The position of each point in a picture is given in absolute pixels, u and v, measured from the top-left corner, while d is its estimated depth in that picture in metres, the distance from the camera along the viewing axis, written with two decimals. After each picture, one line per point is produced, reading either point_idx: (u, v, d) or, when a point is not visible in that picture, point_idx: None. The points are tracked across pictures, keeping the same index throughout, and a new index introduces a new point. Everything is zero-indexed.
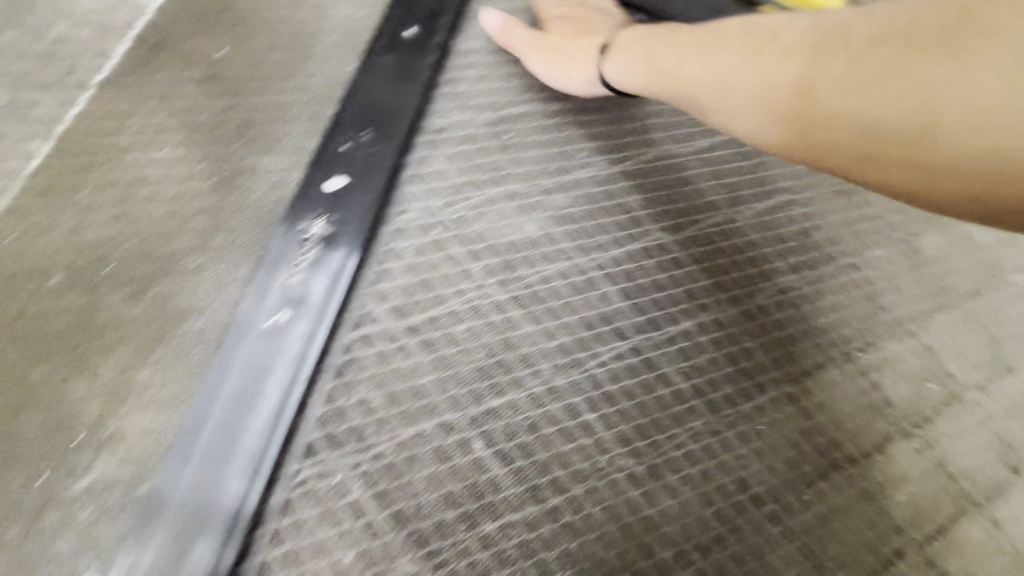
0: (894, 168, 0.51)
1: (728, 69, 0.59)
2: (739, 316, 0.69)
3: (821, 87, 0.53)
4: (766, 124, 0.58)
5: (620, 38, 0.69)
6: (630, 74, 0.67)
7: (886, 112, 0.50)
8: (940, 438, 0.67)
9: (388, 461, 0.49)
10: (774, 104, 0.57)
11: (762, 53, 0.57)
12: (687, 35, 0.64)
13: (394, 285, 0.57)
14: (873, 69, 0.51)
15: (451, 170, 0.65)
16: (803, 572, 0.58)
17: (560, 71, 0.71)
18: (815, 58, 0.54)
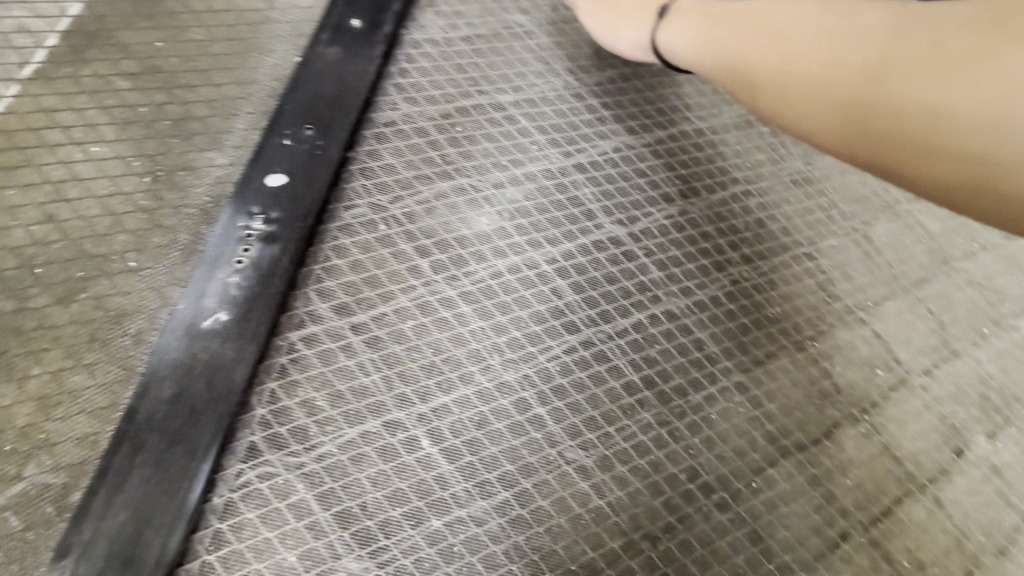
0: (963, 169, 0.45)
1: (788, 45, 0.55)
2: (692, 307, 0.69)
3: (893, 68, 0.48)
4: (819, 108, 0.53)
5: (682, 8, 0.69)
6: (682, 43, 0.68)
7: (962, 99, 0.44)
8: (885, 424, 0.71)
9: (335, 463, 0.52)
10: (831, 76, 0.52)
11: (827, 26, 0.53)
12: (749, 13, 0.61)
13: (338, 283, 0.58)
14: (948, 51, 0.46)
15: (396, 166, 0.64)
16: (749, 557, 0.60)
17: (612, 28, 0.75)
18: (890, 39, 0.49)
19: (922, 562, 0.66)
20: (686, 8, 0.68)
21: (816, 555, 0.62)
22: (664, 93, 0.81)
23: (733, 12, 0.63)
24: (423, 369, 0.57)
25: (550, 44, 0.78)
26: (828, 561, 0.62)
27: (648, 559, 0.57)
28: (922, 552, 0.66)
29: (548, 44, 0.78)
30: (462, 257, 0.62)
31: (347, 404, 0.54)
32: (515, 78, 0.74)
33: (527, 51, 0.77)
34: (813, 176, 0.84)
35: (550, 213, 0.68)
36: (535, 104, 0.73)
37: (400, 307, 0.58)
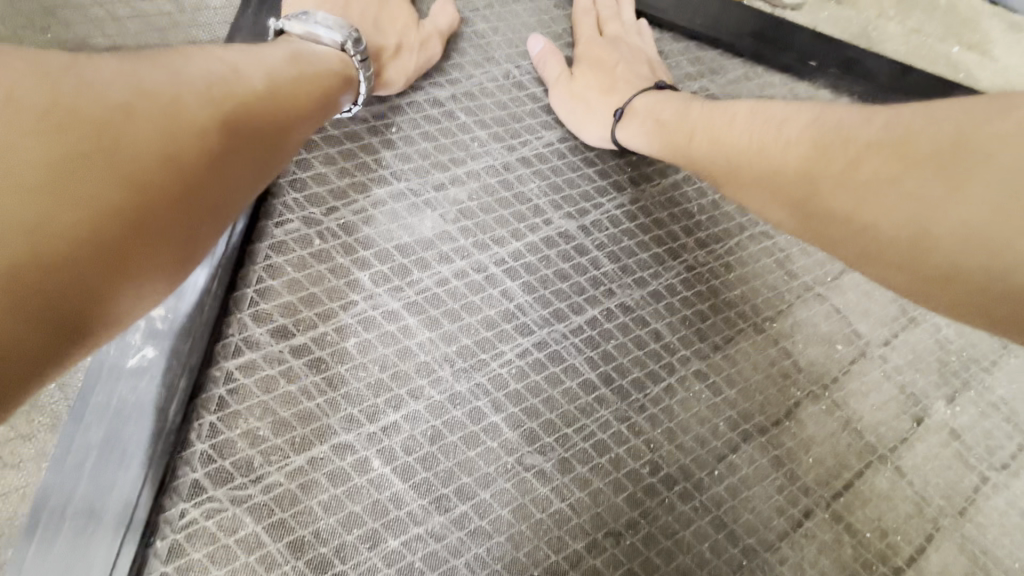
0: (891, 270, 0.49)
1: (734, 156, 0.59)
2: (647, 298, 0.67)
3: (821, 181, 0.52)
4: (771, 207, 0.57)
5: (637, 107, 0.69)
6: (645, 142, 0.68)
7: (880, 216, 0.48)
8: (846, 398, 0.71)
9: (283, 492, 0.50)
10: (774, 186, 0.56)
11: (767, 141, 0.57)
12: (700, 121, 0.64)
13: (274, 305, 0.55)
14: (866, 172, 0.49)
15: (328, 174, 0.61)
16: (713, 544, 0.61)
17: (579, 115, 0.70)
18: (816, 153, 0.53)
19: (885, 531, 0.67)
20: (642, 104, 0.69)
21: (780, 535, 0.63)
22: None
23: (684, 117, 0.66)
24: (369, 387, 0.55)
25: (487, 31, 0.74)
26: (792, 539, 0.63)
27: (612, 556, 0.57)
28: (885, 521, 0.68)
29: (483, 31, 0.74)
30: (405, 266, 0.60)
31: (291, 430, 0.52)
32: (450, 70, 0.71)
33: (461, 39, 0.73)
34: None
35: (496, 212, 0.65)
36: (474, 97, 0.70)
37: (341, 325, 0.56)
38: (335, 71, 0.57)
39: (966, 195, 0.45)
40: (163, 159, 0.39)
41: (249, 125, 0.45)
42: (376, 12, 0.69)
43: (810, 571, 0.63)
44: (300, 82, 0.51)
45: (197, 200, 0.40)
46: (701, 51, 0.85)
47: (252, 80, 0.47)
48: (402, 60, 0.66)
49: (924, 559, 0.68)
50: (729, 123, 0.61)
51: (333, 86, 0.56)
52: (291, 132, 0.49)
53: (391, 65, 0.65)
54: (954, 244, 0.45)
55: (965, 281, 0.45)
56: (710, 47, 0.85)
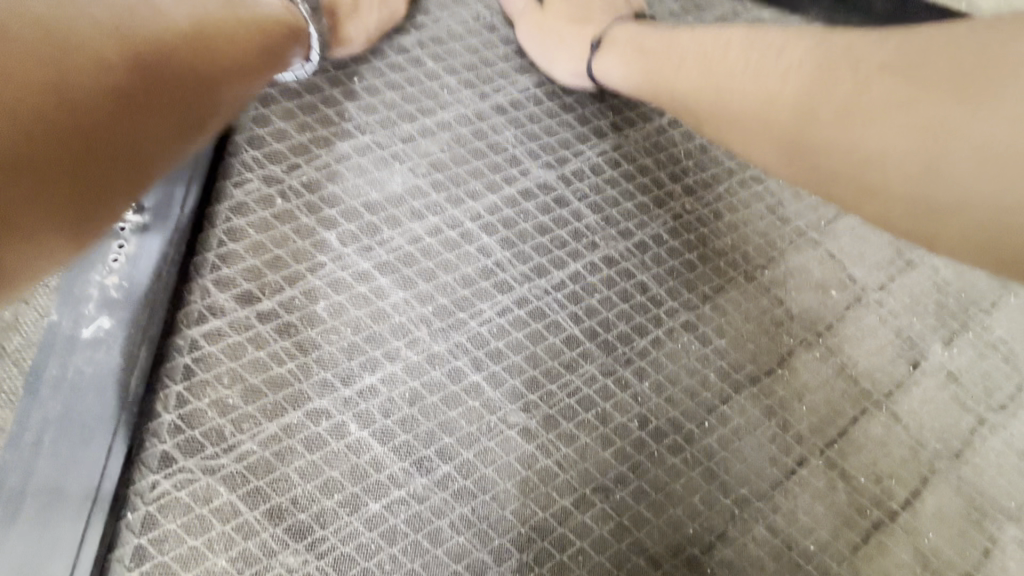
0: (889, 206, 0.45)
1: (724, 90, 0.54)
2: (632, 249, 0.65)
3: (823, 109, 0.47)
4: (761, 143, 0.52)
5: (615, 36, 0.64)
6: (623, 73, 0.63)
7: (890, 142, 0.44)
8: (840, 345, 0.69)
9: (257, 460, 0.49)
10: (772, 119, 0.51)
11: (765, 67, 0.52)
12: (688, 45, 0.58)
13: (237, 269, 0.53)
14: (874, 95, 0.45)
15: (288, 130, 0.58)
16: (704, 494, 0.59)
17: (550, 49, 0.66)
18: (818, 78, 0.48)
19: (880, 476, 0.66)
20: (624, 33, 0.64)
21: (773, 484, 0.62)
22: None
23: (670, 40, 0.60)
24: (342, 351, 0.53)
25: None
26: (785, 488, 0.62)
27: (600, 511, 0.56)
28: (880, 466, 0.67)
29: None
30: (375, 224, 0.57)
31: (261, 397, 0.50)
32: (416, 15, 0.66)
33: None
34: None
35: (470, 163, 0.62)
36: (442, 42, 0.66)
37: (310, 288, 0.54)
38: (282, 22, 0.51)
39: (981, 116, 0.40)
40: (55, 101, 0.35)
41: (164, 74, 0.41)
42: None
43: (804, 518, 0.62)
44: (234, 30, 0.46)
45: (98, 153, 0.37)
46: None
47: (170, 20, 0.42)
48: (363, 16, 0.61)
49: (919, 502, 0.67)
50: (719, 50, 0.56)
51: (280, 38, 0.51)
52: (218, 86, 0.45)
53: (351, 21, 0.60)
54: (969, 169, 0.40)
55: (976, 213, 0.41)
56: None
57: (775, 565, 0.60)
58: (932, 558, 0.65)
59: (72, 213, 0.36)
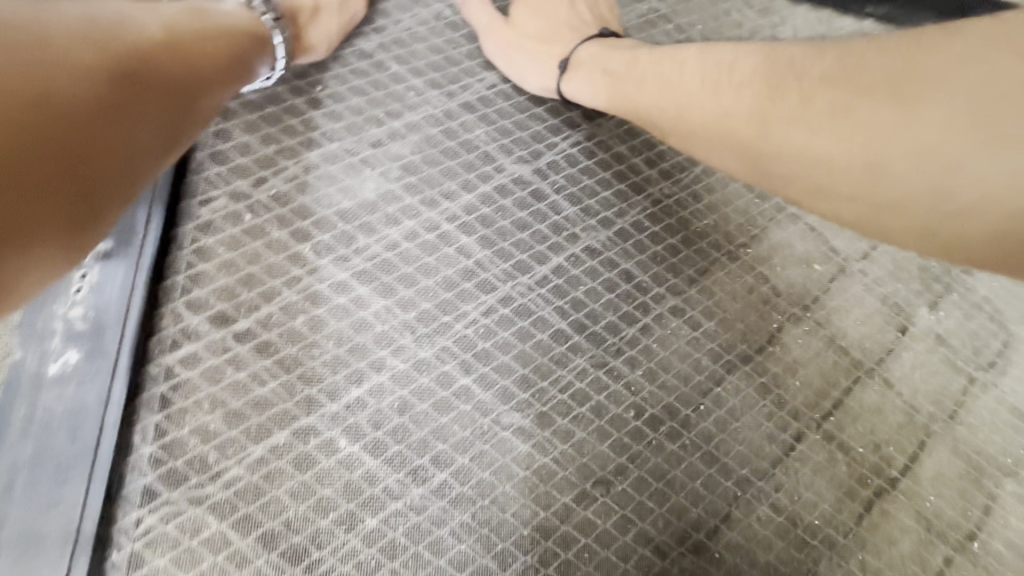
0: (842, 204, 0.48)
1: (681, 104, 0.56)
2: (613, 238, 0.64)
3: (773, 119, 0.50)
4: (721, 152, 0.54)
5: (581, 56, 0.64)
6: (592, 93, 0.64)
7: (833, 148, 0.47)
8: (829, 317, 0.69)
9: (245, 485, 0.47)
10: (725, 131, 0.53)
11: (720, 82, 0.54)
12: (649, 66, 0.60)
13: (209, 290, 0.51)
14: (821, 106, 0.47)
15: (252, 144, 0.56)
16: (705, 478, 0.59)
17: (519, 64, 0.65)
18: (768, 89, 0.50)
19: (879, 444, 0.66)
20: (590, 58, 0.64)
21: (773, 461, 0.62)
22: None
23: (633, 63, 0.61)
24: (326, 365, 0.52)
25: None
26: (785, 465, 0.62)
27: (602, 505, 0.55)
28: (878, 434, 0.67)
29: None
30: (349, 233, 0.55)
31: (245, 420, 0.49)
32: (375, 18, 0.65)
33: None
34: None
35: (442, 164, 0.60)
36: (404, 44, 0.64)
37: (287, 304, 0.52)
38: (247, 29, 0.53)
39: (921, 120, 0.44)
40: (40, 98, 0.36)
41: (142, 76, 0.42)
42: None
43: (806, 493, 0.62)
44: (211, 40, 0.49)
45: (82, 151, 0.38)
46: None
47: (146, 29, 0.44)
48: (324, 20, 0.60)
49: (918, 466, 0.67)
50: (674, 70, 0.58)
51: (247, 45, 0.52)
52: (192, 93, 0.46)
53: (312, 26, 0.59)
54: (911, 169, 0.44)
55: (908, 216, 0.45)
56: None
57: (781, 542, 0.59)
58: (934, 521, 0.66)
59: (65, 196, 0.37)
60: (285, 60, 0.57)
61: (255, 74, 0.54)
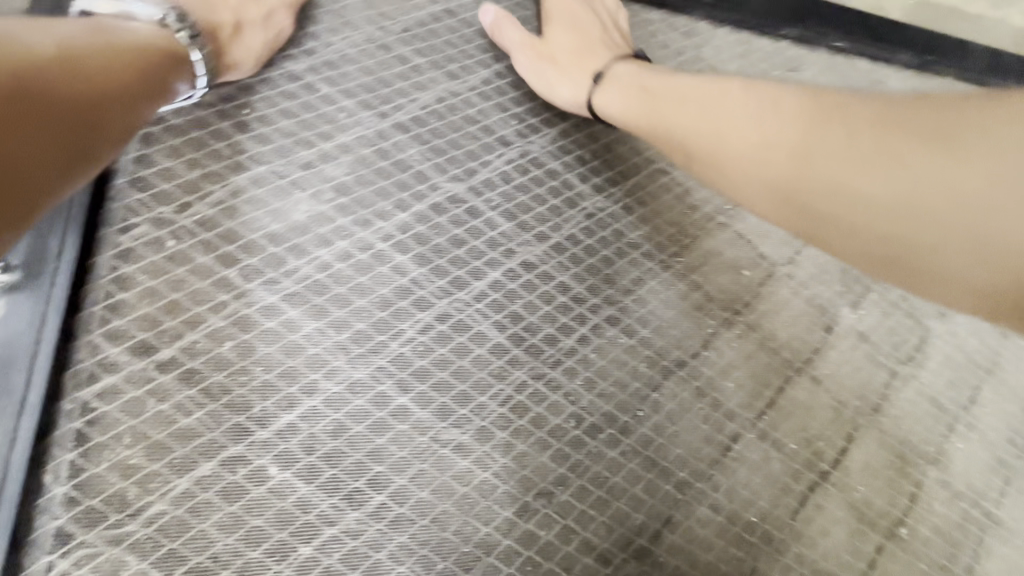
0: (871, 246, 0.54)
1: (726, 129, 0.62)
2: (549, 252, 0.65)
3: (819, 158, 0.56)
4: (754, 191, 0.61)
5: (618, 74, 0.71)
6: (623, 108, 0.69)
7: (866, 190, 0.53)
8: (759, 320, 0.73)
9: (168, 521, 0.46)
10: (769, 160, 0.59)
11: (769, 119, 0.60)
12: (690, 94, 0.66)
13: (129, 319, 0.50)
14: (867, 147, 0.54)
15: (175, 169, 0.55)
16: (646, 483, 0.60)
17: (550, 77, 0.71)
18: (817, 129, 0.57)
19: (810, 440, 0.70)
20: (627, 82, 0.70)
21: (711, 462, 0.64)
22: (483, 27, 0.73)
23: (671, 88, 0.67)
24: (256, 392, 0.51)
25: None
26: (722, 465, 0.64)
27: (544, 516, 0.56)
28: (809, 430, 0.70)
29: None
30: (278, 256, 0.55)
31: (168, 453, 0.47)
32: (304, 42, 0.65)
33: (313, 7, 0.67)
34: None
35: (375, 184, 0.61)
36: (335, 66, 0.65)
37: (213, 330, 0.51)
38: (161, 50, 0.54)
39: (956, 169, 0.50)
40: None
41: (34, 93, 0.43)
42: None
43: (743, 492, 0.64)
44: (116, 62, 0.49)
45: None
46: None
47: (40, 49, 0.45)
48: (247, 38, 0.61)
49: (847, 459, 0.71)
50: (731, 94, 0.63)
51: (160, 67, 0.53)
52: (90, 112, 0.46)
53: (234, 45, 0.60)
54: (943, 216, 0.50)
55: (937, 260, 0.51)
56: None
57: (720, 541, 0.61)
58: (864, 510, 0.69)
59: None
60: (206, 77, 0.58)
61: (172, 95, 0.55)
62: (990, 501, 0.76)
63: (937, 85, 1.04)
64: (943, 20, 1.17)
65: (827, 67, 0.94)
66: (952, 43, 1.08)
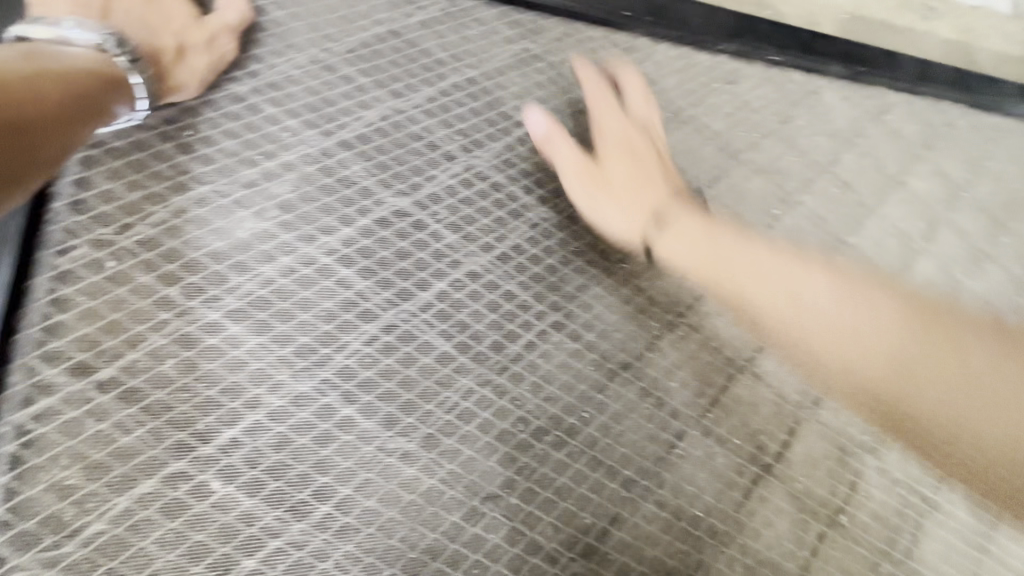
0: (974, 465, 0.49)
1: (848, 340, 0.56)
2: (494, 262, 0.67)
3: (917, 364, 0.52)
4: (824, 347, 0.57)
5: (678, 223, 0.70)
6: (683, 252, 0.69)
7: (965, 405, 0.49)
8: (702, 322, 0.76)
9: (106, 540, 0.46)
10: (865, 357, 0.55)
11: (855, 306, 0.57)
12: (764, 267, 0.63)
13: (67, 341, 0.50)
14: (967, 361, 0.51)
15: (115, 190, 0.56)
16: (592, 483, 0.62)
17: (595, 201, 0.73)
18: (909, 333, 0.54)
19: (753, 435, 0.72)
20: (697, 215, 0.71)
21: (656, 460, 0.66)
22: (428, 47, 0.75)
23: (738, 245, 0.66)
24: (198, 408, 0.51)
25: (284, 19, 0.70)
26: (668, 462, 0.67)
27: (492, 519, 0.57)
28: (752, 425, 0.73)
29: (279, 19, 0.70)
30: (221, 273, 0.56)
31: (106, 472, 0.47)
32: (248, 64, 0.67)
33: (257, 30, 0.69)
34: None
35: (319, 201, 0.62)
36: (279, 87, 0.66)
37: (154, 348, 0.52)
38: (97, 73, 0.55)
39: None
40: None
41: None
42: (149, 14, 0.63)
43: (688, 487, 0.66)
44: (47, 84, 0.51)
45: None
46: (518, 14, 0.83)
47: None
48: (191, 61, 0.63)
49: (790, 451, 0.74)
50: (813, 292, 0.60)
51: (95, 88, 0.54)
52: (21, 129, 0.47)
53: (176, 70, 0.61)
54: None
55: None
56: (527, 9, 0.84)
57: (666, 537, 0.63)
58: (806, 500, 0.72)
59: None
60: (146, 100, 0.59)
61: (111, 117, 0.56)
62: (926, 487, 0.80)
63: (869, 94, 1.10)
64: (873, 35, 1.24)
65: (763, 80, 0.99)
66: (882, 55, 1.14)
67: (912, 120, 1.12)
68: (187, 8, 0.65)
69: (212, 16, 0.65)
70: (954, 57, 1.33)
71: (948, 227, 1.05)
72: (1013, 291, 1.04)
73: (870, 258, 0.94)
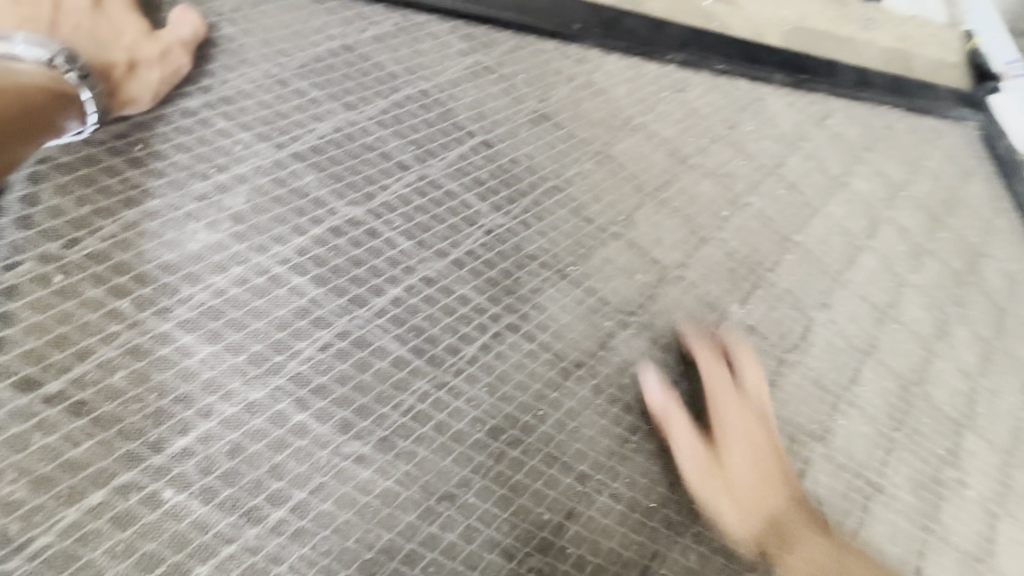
0: None
1: (794, 541, 0.69)
2: (449, 267, 0.69)
3: (842, 568, 0.67)
4: (755, 522, 0.70)
5: (791, 529, 0.70)
6: (740, 511, 0.70)
7: None
8: (653, 320, 0.79)
9: (55, 552, 0.46)
10: (792, 528, 0.70)
11: (816, 529, 0.70)
12: (783, 508, 0.71)
13: (13, 356, 0.50)
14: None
15: (63, 206, 0.56)
16: (547, 479, 0.64)
17: (718, 494, 0.70)
18: (849, 553, 0.68)
19: (705, 427, 0.75)
20: (723, 394, 0.76)
21: (610, 454, 0.68)
22: (381, 60, 0.77)
23: (765, 495, 0.72)
24: (148, 419, 0.52)
25: (237, 35, 0.72)
26: (622, 456, 0.69)
27: (448, 518, 0.58)
28: (703, 417, 0.76)
29: (231, 35, 0.71)
30: (173, 284, 0.57)
31: (54, 485, 0.47)
32: (200, 78, 0.68)
33: (209, 46, 0.70)
34: (550, 111, 0.86)
35: (272, 211, 0.63)
36: (231, 101, 0.68)
37: (103, 361, 0.52)
38: (43, 88, 0.55)
39: None
40: None
41: None
42: (99, 29, 0.63)
43: (643, 480, 0.69)
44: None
45: None
46: (471, 28, 0.86)
47: None
48: (144, 75, 0.63)
49: None
50: (796, 512, 0.71)
51: (39, 104, 0.55)
52: None
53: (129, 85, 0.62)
54: None
55: None
56: (479, 23, 0.87)
57: (622, 528, 0.65)
58: None
59: None
60: (98, 114, 0.59)
61: (59, 132, 0.57)
62: (873, 471, 0.84)
63: (811, 101, 1.16)
64: (814, 45, 1.30)
65: (710, 88, 1.04)
66: (823, 63, 1.21)
67: (853, 124, 1.18)
68: (141, 24, 0.66)
69: (165, 32, 0.66)
70: (892, 66, 1.38)
71: (890, 224, 1.10)
72: (952, 283, 1.10)
73: (816, 255, 0.98)
